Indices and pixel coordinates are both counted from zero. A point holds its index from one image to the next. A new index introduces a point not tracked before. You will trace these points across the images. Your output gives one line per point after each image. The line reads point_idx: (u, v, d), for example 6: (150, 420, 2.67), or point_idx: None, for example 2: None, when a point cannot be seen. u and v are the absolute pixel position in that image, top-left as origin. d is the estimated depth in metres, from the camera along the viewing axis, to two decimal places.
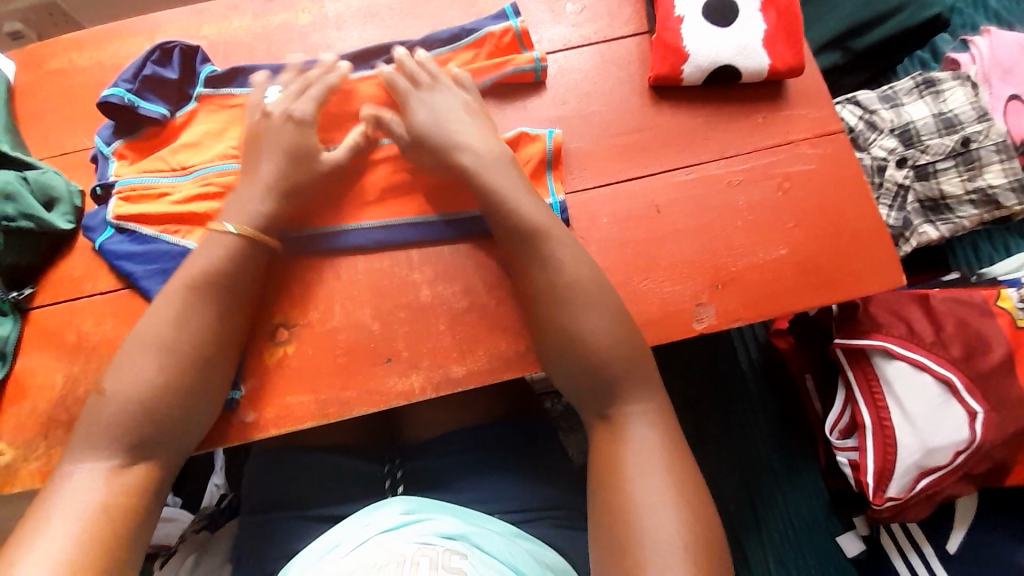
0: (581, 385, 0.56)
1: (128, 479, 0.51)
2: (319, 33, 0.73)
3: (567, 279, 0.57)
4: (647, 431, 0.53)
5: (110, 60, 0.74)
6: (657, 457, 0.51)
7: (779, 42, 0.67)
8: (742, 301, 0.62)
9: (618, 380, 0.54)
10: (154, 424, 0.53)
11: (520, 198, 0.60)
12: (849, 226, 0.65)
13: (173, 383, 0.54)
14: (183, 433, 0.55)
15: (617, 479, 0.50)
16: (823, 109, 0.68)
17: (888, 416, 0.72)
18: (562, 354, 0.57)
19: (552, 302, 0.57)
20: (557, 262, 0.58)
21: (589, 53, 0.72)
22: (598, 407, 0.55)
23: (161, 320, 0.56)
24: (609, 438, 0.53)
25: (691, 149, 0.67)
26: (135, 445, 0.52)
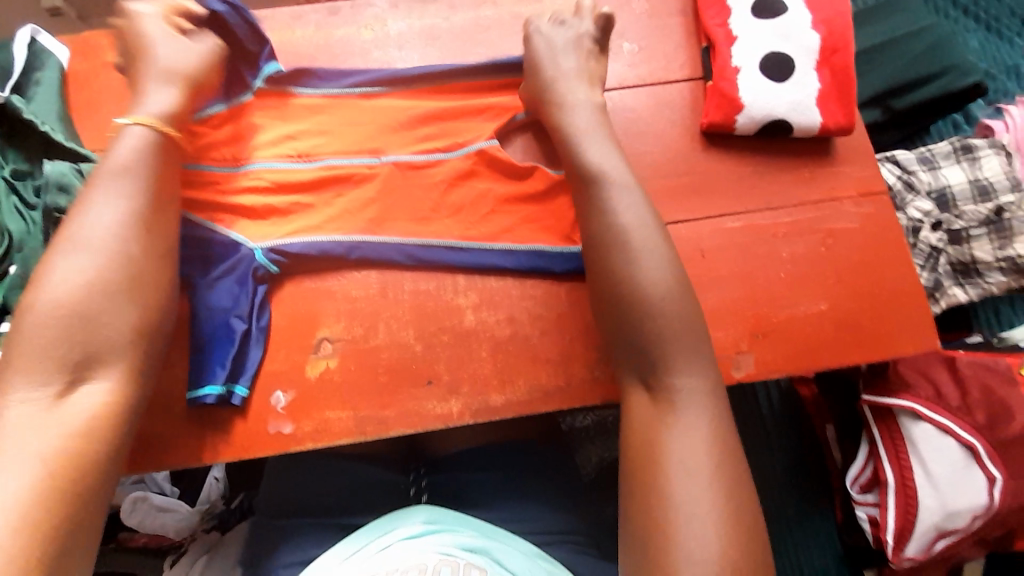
0: (627, 350, 0.56)
1: (91, 404, 0.49)
2: (381, 51, 0.74)
3: (630, 235, 0.58)
4: (690, 403, 0.52)
5: None
6: (697, 431, 0.50)
7: (830, 101, 0.69)
8: (782, 354, 0.63)
9: (663, 353, 0.54)
10: (98, 343, 0.51)
11: (596, 151, 0.62)
12: (889, 286, 0.66)
13: (117, 297, 0.52)
14: (141, 354, 0.53)
15: (654, 469, 0.50)
16: (868, 169, 0.70)
17: (912, 476, 0.72)
18: (612, 315, 0.57)
19: (610, 255, 0.58)
20: (619, 215, 0.58)
21: (643, 94, 0.73)
22: (642, 380, 0.55)
23: (88, 232, 0.53)
24: (647, 420, 0.53)
25: (739, 198, 0.69)
26: (83, 362, 0.50)
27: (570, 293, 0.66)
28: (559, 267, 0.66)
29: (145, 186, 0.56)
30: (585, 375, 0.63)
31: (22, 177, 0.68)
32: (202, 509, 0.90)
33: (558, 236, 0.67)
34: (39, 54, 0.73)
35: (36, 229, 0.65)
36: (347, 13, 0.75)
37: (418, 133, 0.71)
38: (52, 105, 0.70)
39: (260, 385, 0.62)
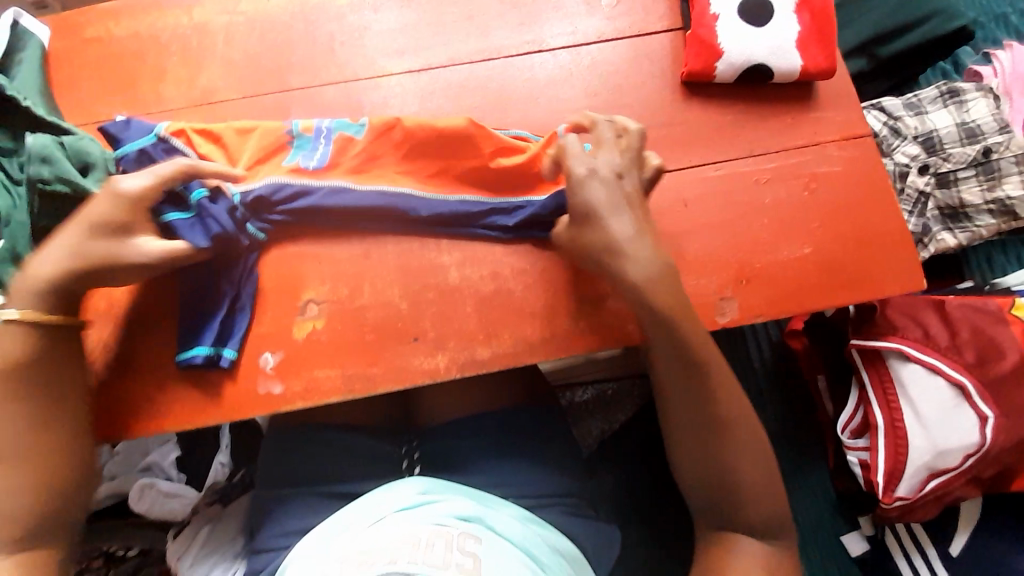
0: (697, 446, 0.58)
1: (26, 565, 0.53)
2: (356, 15, 0.74)
3: (662, 313, 0.57)
4: (752, 538, 0.56)
5: (147, 31, 0.74)
6: (759, 566, 0.55)
7: (811, 43, 0.68)
8: (766, 297, 0.63)
9: (735, 453, 0.57)
10: (29, 515, 0.53)
11: (635, 253, 0.58)
12: (873, 228, 0.66)
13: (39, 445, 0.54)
14: (64, 523, 0.55)
15: (730, 562, 0.55)
16: (850, 112, 0.69)
17: (900, 417, 0.73)
18: (689, 411, 0.58)
19: (669, 387, 0.59)
20: (636, 278, 0.58)
21: (622, 47, 0.72)
22: (697, 475, 0.58)
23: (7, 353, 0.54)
24: (719, 523, 0.57)
25: (721, 146, 0.68)
26: (13, 541, 0.53)
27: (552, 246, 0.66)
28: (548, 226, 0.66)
29: (66, 269, 0.55)
30: (570, 325, 0.64)
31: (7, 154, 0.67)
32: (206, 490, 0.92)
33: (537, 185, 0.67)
34: (20, 34, 0.73)
35: (21, 203, 0.65)
36: None
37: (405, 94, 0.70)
38: (35, 83, 0.70)
39: (248, 347, 0.63)
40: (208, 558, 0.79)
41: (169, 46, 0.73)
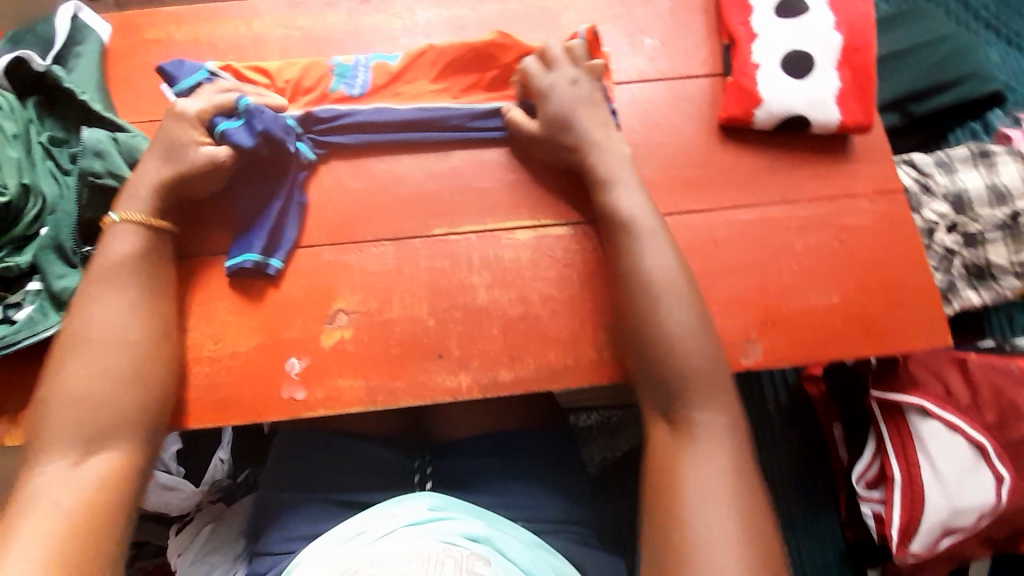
0: (652, 382, 0.58)
1: (98, 470, 0.54)
2: (408, 38, 0.76)
3: (657, 274, 0.59)
4: (714, 452, 0.53)
5: (207, 38, 0.76)
6: (722, 481, 0.52)
7: (850, 99, 0.70)
8: (791, 343, 0.64)
9: (691, 384, 0.56)
10: (105, 418, 0.55)
11: (619, 195, 0.63)
12: (901, 282, 0.66)
13: (132, 348, 0.58)
14: (143, 426, 0.57)
15: (677, 499, 0.51)
16: (883, 167, 0.71)
17: (918, 471, 0.72)
18: (646, 354, 0.58)
19: (636, 292, 0.60)
20: (646, 263, 0.60)
21: (662, 87, 0.74)
22: (663, 408, 0.57)
23: (120, 254, 0.60)
24: (669, 452, 0.54)
25: (754, 190, 0.69)
26: (91, 440, 0.54)
27: (580, 277, 0.66)
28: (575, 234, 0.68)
29: (137, 264, 0.61)
30: (593, 355, 0.64)
31: (58, 144, 0.70)
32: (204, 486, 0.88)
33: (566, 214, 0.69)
34: (80, 28, 0.76)
35: (69, 194, 0.66)
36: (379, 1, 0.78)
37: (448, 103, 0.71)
38: (91, 79, 0.74)
39: (274, 351, 0.63)
40: (208, 556, 0.81)
41: (227, 54, 0.76)
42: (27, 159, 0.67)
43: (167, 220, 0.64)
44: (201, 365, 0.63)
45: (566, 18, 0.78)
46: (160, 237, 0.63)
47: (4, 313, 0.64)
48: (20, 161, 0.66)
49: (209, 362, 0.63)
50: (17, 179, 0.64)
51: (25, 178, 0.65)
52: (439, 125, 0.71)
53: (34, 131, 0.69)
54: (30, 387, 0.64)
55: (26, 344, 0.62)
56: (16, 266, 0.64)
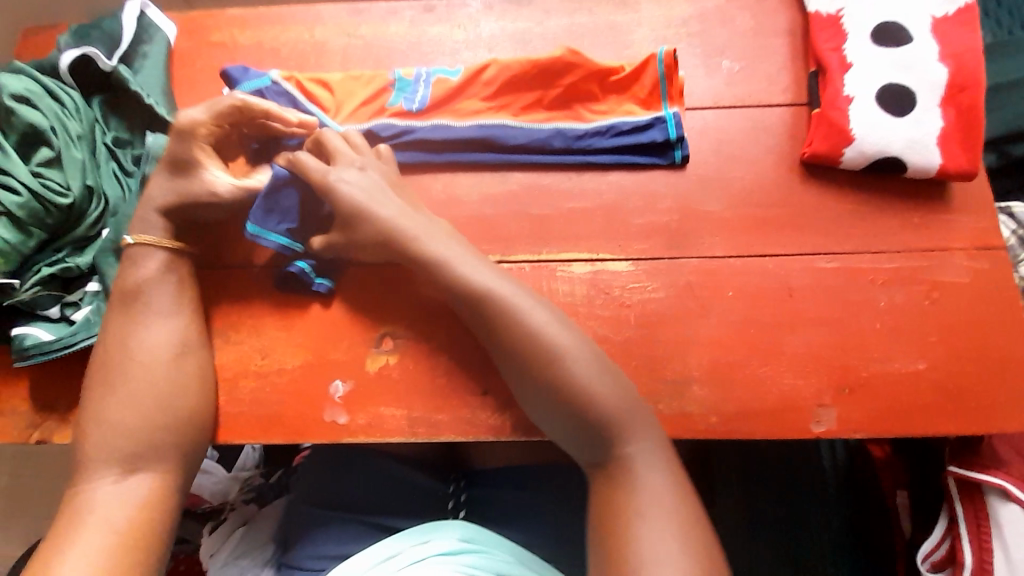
0: (574, 427, 0.54)
1: (139, 488, 0.54)
2: (471, 51, 0.73)
3: (544, 329, 0.56)
4: (649, 470, 0.52)
5: (269, 43, 0.75)
6: (666, 492, 0.51)
7: (954, 142, 0.63)
8: (869, 412, 0.58)
9: (615, 416, 0.53)
10: (141, 438, 0.55)
11: (476, 274, 0.58)
12: (998, 353, 0.60)
13: (160, 368, 0.57)
14: (176, 447, 0.56)
15: (626, 544, 0.48)
16: (987, 220, 0.63)
17: (992, 560, 0.65)
18: (545, 394, 0.55)
19: (533, 348, 0.55)
20: (526, 322, 0.56)
21: (740, 116, 0.69)
22: (592, 460, 0.54)
23: (140, 275, 0.60)
24: (606, 491, 0.52)
25: (836, 237, 0.63)
26: (126, 460, 0.54)
27: (638, 319, 0.62)
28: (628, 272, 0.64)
29: (165, 283, 0.60)
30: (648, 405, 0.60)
31: (121, 144, 0.71)
32: (239, 474, 0.95)
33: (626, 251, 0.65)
34: (147, 27, 0.76)
35: (131, 197, 0.67)
36: (442, 10, 0.75)
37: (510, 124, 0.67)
38: (157, 81, 0.73)
39: (320, 372, 0.62)
40: (238, 560, 0.78)
41: (288, 60, 0.75)
42: (90, 161, 0.68)
43: (183, 240, 0.62)
44: (247, 381, 0.63)
45: (639, 36, 0.73)
46: (180, 258, 0.62)
47: (62, 312, 0.65)
48: (85, 162, 0.67)
49: (255, 378, 0.63)
50: (81, 180, 0.65)
51: (89, 180, 0.66)
52: (498, 147, 0.68)
53: (98, 131, 0.70)
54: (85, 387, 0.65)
55: (82, 346, 0.63)
56: (77, 266, 0.65)
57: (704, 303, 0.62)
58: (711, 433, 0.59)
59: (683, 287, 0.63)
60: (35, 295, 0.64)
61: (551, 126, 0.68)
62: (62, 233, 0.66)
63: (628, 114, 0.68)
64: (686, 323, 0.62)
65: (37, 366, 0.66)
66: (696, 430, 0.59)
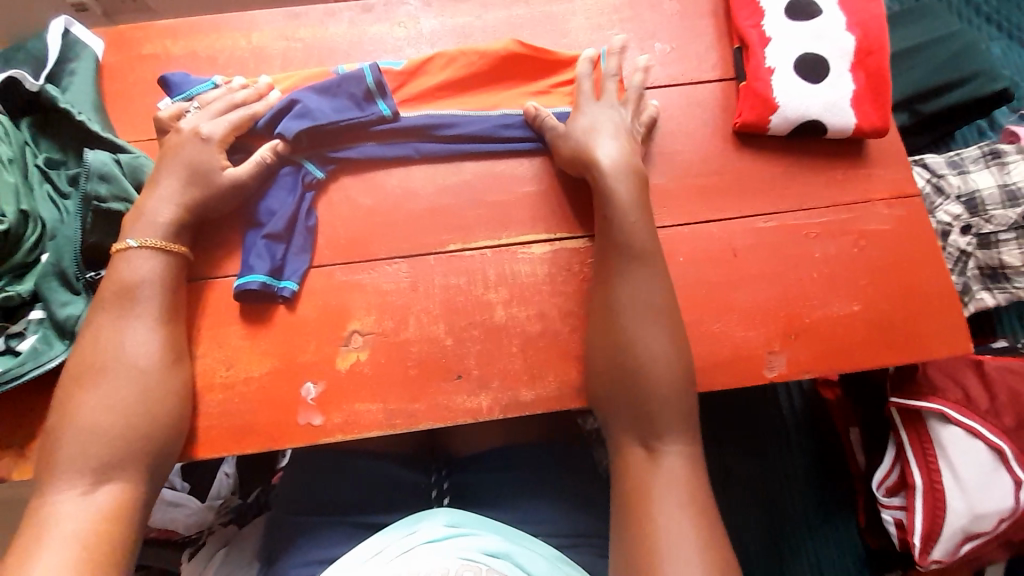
0: (630, 411, 0.58)
1: (107, 500, 0.52)
2: (413, 48, 0.74)
3: (630, 304, 0.60)
4: (677, 465, 0.55)
5: (205, 52, 0.74)
6: (683, 491, 0.53)
7: (864, 102, 0.69)
8: (815, 354, 0.63)
9: (664, 413, 0.57)
10: (115, 447, 0.53)
11: (623, 214, 0.62)
12: (921, 288, 0.66)
13: (145, 376, 0.56)
14: (147, 460, 0.55)
15: (647, 520, 0.52)
16: (900, 171, 0.70)
17: (940, 479, 0.72)
18: (615, 379, 0.59)
19: (618, 322, 0.60)
20: (625, 290, 0.60)
21: (675, 93, 0.73)
22: (641, 437, 0.57)
23: (135, 276, 0.59)
24: (637, 470, 0.56)
25: (771, 197, 0.68)
26: (98, 471, 0.52)
27: None
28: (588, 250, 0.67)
29: (161, 289, 0.60)
30: None
31: (54, 165, 0.68)
32: (214, 503, 0.90)
33: (581, 229, 0.67)
34: (72, 44, 0.73)
35: (70, 218, 0.65)
36: (381, 9, 0.76)
37: (458, 117, 0.69)
38: (87, 98, 0.70)
39: (290, 378, 0.62)
40: None
41: (228, 67, 0.73)
42: (23, 184, 0.65)
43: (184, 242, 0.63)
44: (215, 393, 0.61)
45: (574, 24, 0.76)
46: (179, 261, 0.62)
47: (7, 343, 0.62)
48: (18, 185, 0.64)
49: (222, 390, 0.62)
50: (15, 205, 0.62)
51: (23, 204, 0.63)
52: (448, 138, 0.69)
53: (29, 154, 0.67)
54: (38, 418, 0.62)
55: (32, 376, 0.60)
56: (18, 294, 0.62)
57: None
58: None
59: None
60: None
61: (497, 114, 0.70)
62: None
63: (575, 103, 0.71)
64: None
65: None
66: None
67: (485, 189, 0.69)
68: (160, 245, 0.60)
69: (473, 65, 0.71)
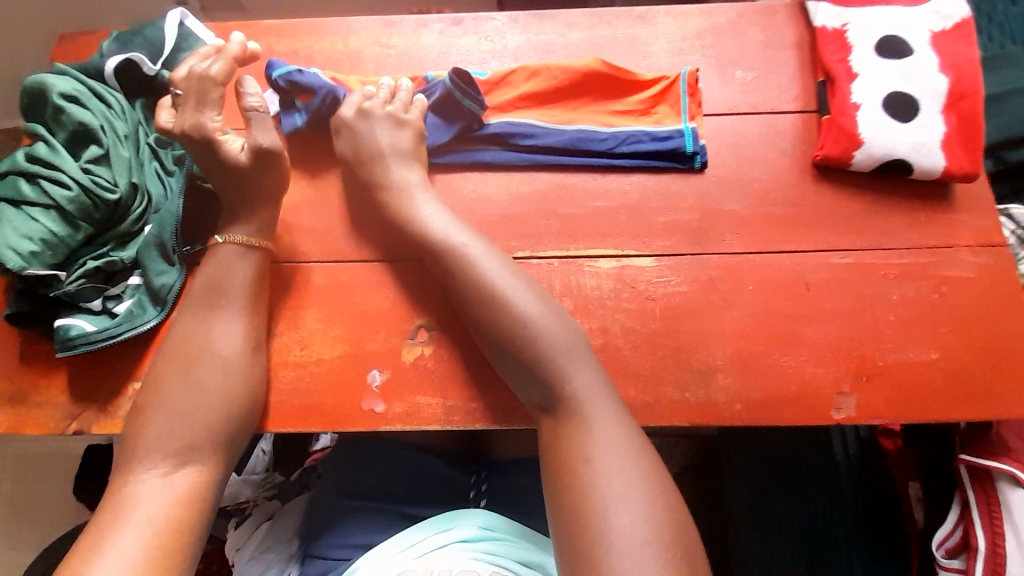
0: (534, 378, 0.57)
1: (186, 482, 0.55)
2: (499, 61, 0.77)
3: (490, 266, 0.60)
4: (602, 415, 0.54)
5: (305, 52, 0.79)
6: (616, 441, 0.52)
7: (956, 146, 0.67)
8: (887, 399, 0.61)
9: (563, 365, 0.56)
10: (197, 432, 0.57)
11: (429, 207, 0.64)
12: (1005, 342, 0.63)
13: (230, 364, 0.60)
14: (222, 443, 0.58)
15: (579, 485, 0.50)
16: (989, 218, 0.67)
17: (1004, 543, 0.68)
18: (512, 357, 0.58)
19: (486, 292, 0.59)
20: (475, 253, 0.61)
21: (754, 122, 0.73)
22: (546, 400, 0.56)
23: (221, 267, 0.63)
24: (557, 435, 0.54)
25: (849, 233, 0.67)
26: (181, 453, 0.56)
27: (663, 311, 0.65)
28: (655, 270, 0.67)
29: (248, 281, 0.63)
30: (675, 395, 0.62)
31: (163, 145, 0.73)
32: (250, 478, 0.94)
33: (650, 248, 0.68)
34: (186, 35, 0.78)
35: (174, 195, 0.69)
36: (471, 21, 0.79)
37: (538, 129, 0.72)
38: None
39: (358, 365, 0.64)
40: (263, 555, 0.79)
41: (323, 67, 0.78)
42: (136, 159, 0.70)
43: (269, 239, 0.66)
44: (287, 370, 0.64)
45: (656, 48, 0.77)
46: (265, 257, 0.65)
47: (104, 304, 0.67)
48: (131, 161, 0.69)
49: (295, 367, 0.65)
50: (128, 178, 0.68)
51: (134, 178, 0.68)
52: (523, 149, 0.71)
53: (142, 133, 0.73)
54: (127, 377, 0.66)
55: (126, 337, 0.65)
56: (121, 260, 0.67)
57: (726, 296, 0.65)
58: (736, 420, 0.61)
59: (706, 281, 0.66)
60: (79, 287, 0.65)
61: (575, 128, 0.72)
62: (107, 227, 0.68)
63: (652, 125, 0.72)
64: (711, 315, 0.65)
65: (80, 358, 0.67)
66: (722, 418, 0.62)
67: (556, 198, 0.70)
68: (248, 241, 0.64)
69: (558, 82, 0.73)
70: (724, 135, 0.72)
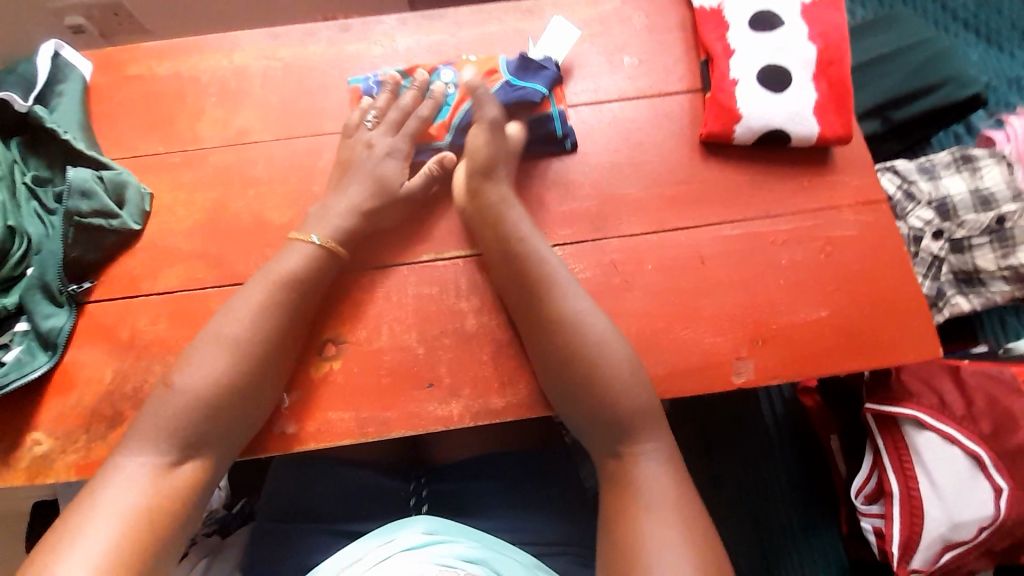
0: (596, 422, 0.58)
1: (182, 476, 0.54)
2: (390, 65, 0.77)
3: (579, 307, 0.60)
4: (651, 467, 0.55)
5: (189, 72, 0.77)
6: (665, 488, 0.53)
7: (829, 111, 0.70)
8: (783, 360, 0.64)
9: (630, 417, 0.57)
10: (208, 425, 0.56)
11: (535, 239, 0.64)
12: (888, 293, 0.67)
13: (262, 357, 0.59)
14: (226, 440, 0.57)
15: (630, 525, 0.51)
16: (866, 177, 0.71)
17: (916, 485, 0.72)
18: (574, 394, 0.59)
19: (578, 338, 0.59)
20: (568, 292, 0.61)
21: (643, 105, 0.75)
22: (613, 447, 0.57)
23: (292, 266, 0.62)
24: (613, 484, 0.55)
25: (738, 205, 0.69)
26: (186, 444, 0.54)
27: None
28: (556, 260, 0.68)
29: (311, 281, 0.62)
30: None
31: (42, 183, 0.70)
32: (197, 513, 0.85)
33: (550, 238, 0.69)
34: (61, 66, 0.75)
35: (54, 233, 0.66)
36: (360, 27, 0.78)
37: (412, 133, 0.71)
38: (74, 118, 0.73)
39: None
40: None
41: (210, 87, 0.76)
42: (10, 202, 0.67)
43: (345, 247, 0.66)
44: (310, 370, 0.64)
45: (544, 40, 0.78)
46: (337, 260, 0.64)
47: None
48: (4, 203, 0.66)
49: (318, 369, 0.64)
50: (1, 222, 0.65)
51: (9, 221, 0.65)
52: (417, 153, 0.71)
53: (17, 172, 0.69)
54: (21, 427, 0.63)
55: (15, 386, 0.62)
56: (2, 307, 0.64)
57: (628, 277, 0.67)
58: None
59: (607, 265, 0.67)
60: None
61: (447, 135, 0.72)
62: None
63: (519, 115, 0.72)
64: (614, 297, 0.66)
65: None
66: None
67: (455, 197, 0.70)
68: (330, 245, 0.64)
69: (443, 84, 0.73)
70: (615, 121, 0.74)
